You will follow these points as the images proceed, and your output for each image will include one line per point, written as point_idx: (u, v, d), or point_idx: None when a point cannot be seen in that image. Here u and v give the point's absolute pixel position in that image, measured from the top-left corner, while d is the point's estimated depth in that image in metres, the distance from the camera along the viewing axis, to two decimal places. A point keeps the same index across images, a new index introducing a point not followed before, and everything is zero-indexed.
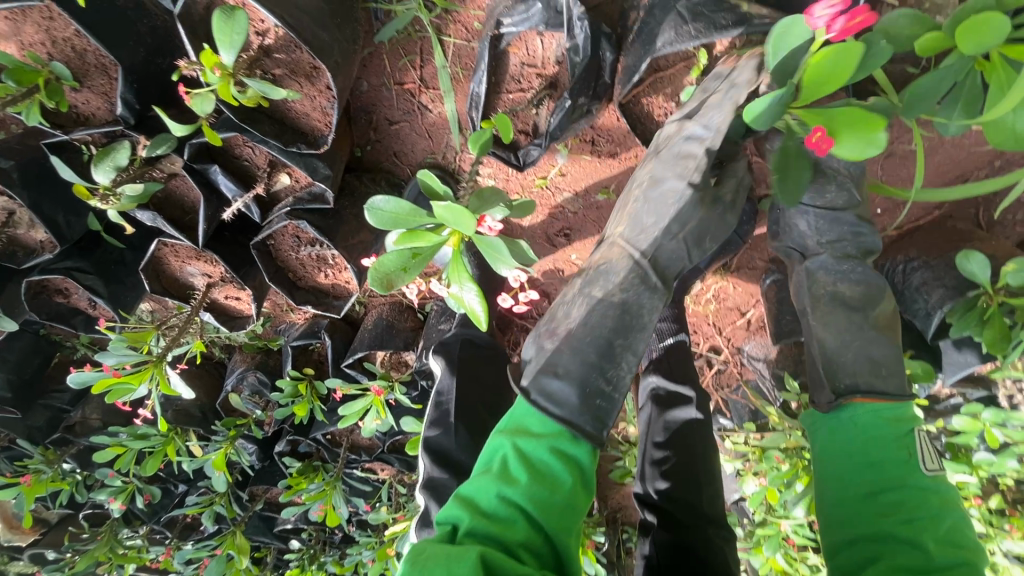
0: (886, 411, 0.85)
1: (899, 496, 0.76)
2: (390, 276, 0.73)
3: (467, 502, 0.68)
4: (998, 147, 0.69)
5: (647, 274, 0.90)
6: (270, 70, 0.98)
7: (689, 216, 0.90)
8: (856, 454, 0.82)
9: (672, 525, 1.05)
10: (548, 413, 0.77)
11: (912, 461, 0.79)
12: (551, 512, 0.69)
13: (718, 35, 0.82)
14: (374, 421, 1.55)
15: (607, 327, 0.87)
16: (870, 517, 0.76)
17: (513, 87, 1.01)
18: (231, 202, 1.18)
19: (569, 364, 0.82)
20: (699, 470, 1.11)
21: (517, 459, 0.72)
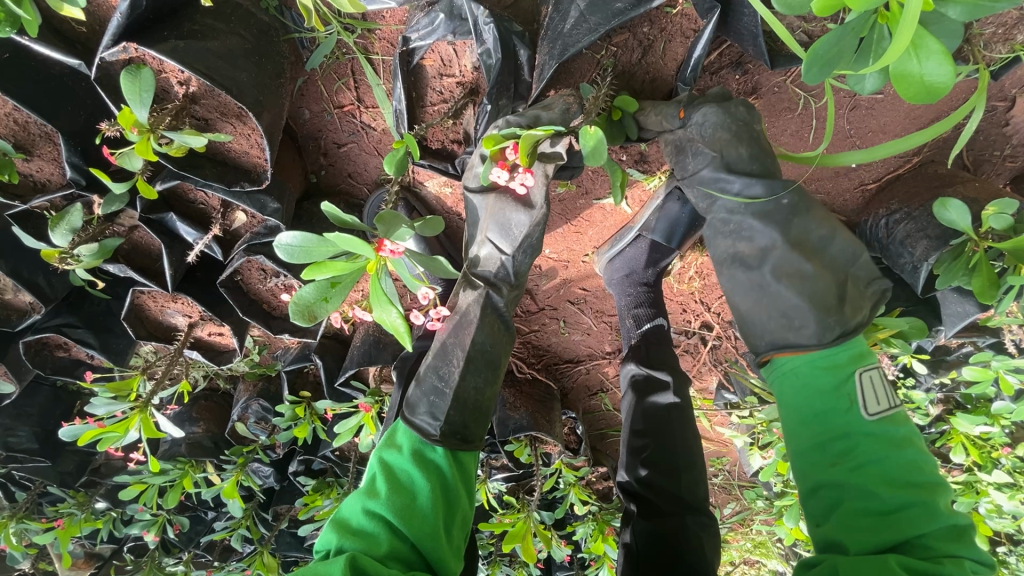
0: (822, 361, 0.83)
1: (850, 448, 0.75)
2: (312, 307, 0.74)
3: (340, 524, 0.78)
4: (909, 98, 0.65)
5: (469, 279, 1.05)
6: (201, 116, 1.01)
7: (477, 213, 1.02)
8: (809, 411, 0.80)
9: (651, 513, 1.06)
10: (409, 424, 0.93)
11: (856, 404, 0.77)
12: (411, 519, 0.79)
13: (617, 24, 0.83)
14: (369, 437, 1.58)
15: (443, 332, 1.05)
16: (824, 466, 0.76)
17: (436, 98, 1.01)
18: (193, 244, 1.21)
19: (427, 374, 1.02)
20: (677, 458, 1.10)
21: (382, 476, 0.83)
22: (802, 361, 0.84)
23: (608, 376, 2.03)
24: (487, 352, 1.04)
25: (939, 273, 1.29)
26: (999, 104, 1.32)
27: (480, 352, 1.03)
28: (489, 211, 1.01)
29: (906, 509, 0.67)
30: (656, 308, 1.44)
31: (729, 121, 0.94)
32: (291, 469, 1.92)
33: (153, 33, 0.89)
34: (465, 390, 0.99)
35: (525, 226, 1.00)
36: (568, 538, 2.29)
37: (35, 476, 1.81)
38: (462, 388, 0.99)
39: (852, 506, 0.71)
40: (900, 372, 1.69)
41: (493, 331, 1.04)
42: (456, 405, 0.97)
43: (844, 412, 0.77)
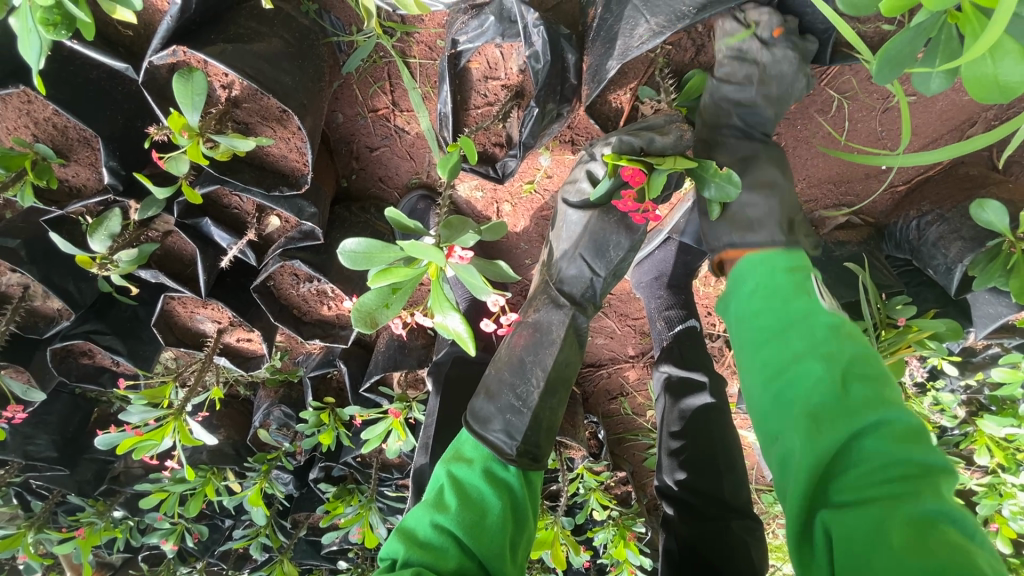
0: (780, 278, 0.79)
1: (807, 336, 0.70)
2: (373, 314, 0.73)
3: (407, 534, 0.79)
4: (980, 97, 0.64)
5: (555, 295, 1.07)
6: (242, 120, 1.00)
7: (575, 228, 1.06)
8: (764, 307, 0.76)
9: (694, 519, 1.05)
10: (480, 438, 0.91)
11: (813, 298, 0.75)
12: (479, 536, 0.79)
13: (684, 27, 0.79)
14: (397, 443, 1.54)
15: (521, 348, 1.03)
16: (780, 357, 0.70)
17: (480, 101, 1.00)
18: (228, 250, 1.20)
19: (500, 390, 1.00)
20: (718, 460, 1.09)
21: (451, 489, 0.84)
22: (761, 266, 0.82)
23: (629, 380, 2.02)
24: (562, 371, 1.03)
25: (973, 274, 1.29)
26: None
27: (557, 371, 1.03)
28: (587, 229, 1.05)
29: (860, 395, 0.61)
30: (687, 311, 1.43)
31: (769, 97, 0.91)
32: (311, 475, 1.91)
33: (201, 37, 0.89)
34: (542, 410, 0.99)
35: (623, 250, 1.05)
36: (587, 544, 2.27)
37: (54, 485, 1.78)
38: (540, 409, 0.98)
39: (803, 404, 0.64)
40: (927, 374, 1.69)
41: (571, 348, 1.05)
42: (533, 424, 0.96)
43: (799, 314, 0.72)
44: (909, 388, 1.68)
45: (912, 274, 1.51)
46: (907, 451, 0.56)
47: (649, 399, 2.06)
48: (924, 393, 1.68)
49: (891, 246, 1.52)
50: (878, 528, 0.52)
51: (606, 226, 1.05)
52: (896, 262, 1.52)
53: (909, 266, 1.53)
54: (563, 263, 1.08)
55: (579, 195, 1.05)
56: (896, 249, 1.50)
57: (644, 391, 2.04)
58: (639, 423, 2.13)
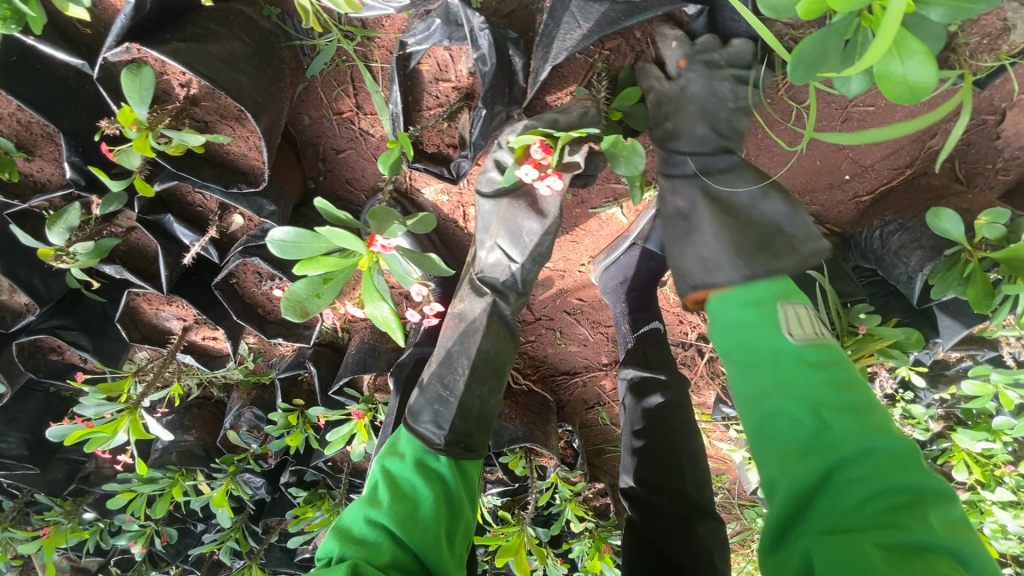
0: (752, 297, 0.76)
1: (781, 372, 0.68)
2: (304, 303, 0.75)
3: (341, 532, 0.79)
4: (894, 99, 0.66)
5: (476, 284, 1.08)
6: (201, 118, 1.02)
7: (489, 218, 1.04)
8: (753, 368, 0.70)
9: (653, 518, 1.03)
10: (412, 430, 0.94)
11: (785, 334, 0.70)
12: (413, 527, 0.81)
13: (610, 30, 0.84)
14: (361, 445, 1.55)
15: (450, 341, 1.06)
16: (773, 426, 0.66)
17: (432, 103, 1.02)
18: (190, 246, 1.22)
19: (430, 382, 1.03)
20: (679, 458, 1.09)
21: (384, 484, 0.84)
22: (731, 303, 0.77)
23: (605, 389, 2.02)
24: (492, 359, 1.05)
25: (934, 283, 1.29)
26: (989, 117, 1.33)
27: (485, 359, 1.04)
28: (500, 217, 1.03)
29: (843, 431, 0.61)
30: (650, 316, 1.44)
31: (708, 101, 0.93)
32: (283, 479, 1.90)
33: (157, 36, 0.92)
34: (470, 398, 1.00)
35: (536, 234, 1.03)
36: (563, 556, 2.24)
37: (23, 484, 1.78)
38: (466, 396, 1.00)
39: (789, 449, 0.63)
40: (898, 386, 1.67)
41: (499, 337, 1.06)
42: (461, 412, 0.97)
43: (781, 339, 0.70)
44: (881, 400, 1.67)
45: (878, 284, 1.51)
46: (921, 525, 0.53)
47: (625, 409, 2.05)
48: (896, 405, 1.67)
49: (858, 256, 1.52)
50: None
51: (519, 211, 1.03)
52: (862, 272, 1.53)
53: (875, 277, 1.54)
54: (484, 254, 1.07)
55: (490, 185, 1.03)
56: (861, 259, 1.51)
57: (621, 400, 2.03)
58: (616, 433, 2.11)
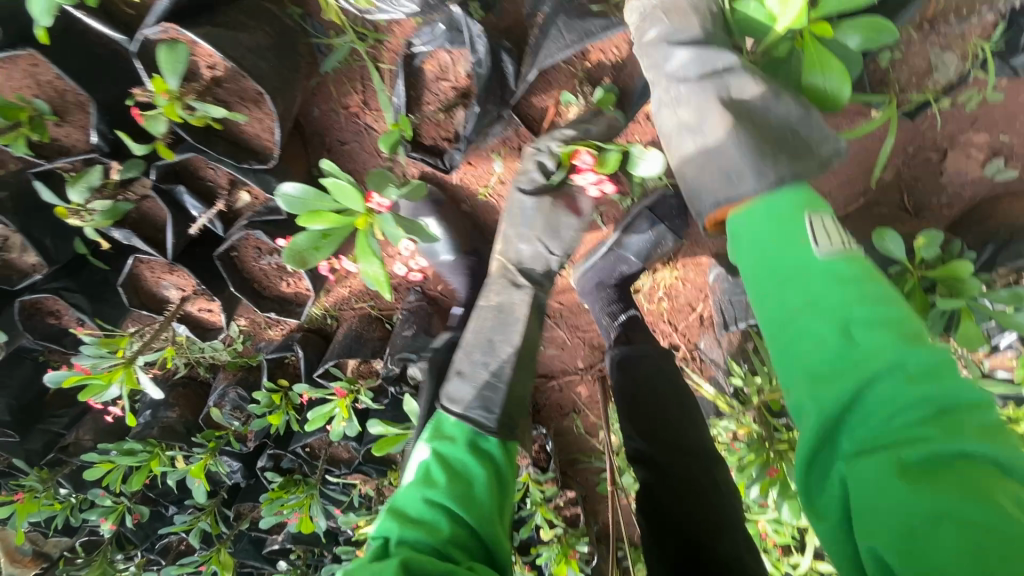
0: (827, 269, 0.65)
1: (850, 342, 0.60)
2: (303, 254, 0.83)
3: (397, 512, 0.79)
4: (819, 108, 0.80)
5: (513, 277, 1.07)
6: (221, 98, 1.14)
7: (531, 215, 1.06)
8: (810, 316, 0.63)
9: (667, 472, 1.10)
10: (461, 416, 0.91)
11: (859, 288, 0.63)
12: (469, 505, 0.81)
13: (589, 42, 0.95)
14: (340, 424, 1.60)
15: (487, 329, 1.02)
16: (818, 382, 0.60)
17: (433, 99, 1.14)
18: (198, 219, 1.31)
19: (473, 371, 0.97)
20: (675, 415, 1.19)
21: (436, 465, 0.84)
22: (756, 227, 0.70)
23: (581, 396, 2.10)
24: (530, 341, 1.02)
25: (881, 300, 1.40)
26: (932, 154, 1.49)
27: (527, 346, 1.01)
28: (542, 214, 1.07)
29: (914, 408, 0.54)
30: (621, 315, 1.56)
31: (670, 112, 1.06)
32: (260, 463, 1.93)
33: (193, 21, 1.04)
34: (517, 386, 0.97)
35: (575, 229, 1.08)
36: (531, 564, 2.25)
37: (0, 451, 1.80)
38: (514, 385, 0.96)
39: (876, 426, 0.55)
40: None
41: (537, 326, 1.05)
42: (509, 399, 0.94)
43: (839, 292, 0.63)
44: None
45: None
46: (962, 438, 0.52)
47: (600, 418, 2.12)
48: None
49: None
50: (976, 548, 0.45)
51: (557, 208, 1.08)
52: None
53: None
54: (522, 246, 1.08)
55: (531, 183, 1.07)
56: None
57: (596, 409, 2.11)
58: (590, 443, 2.17)
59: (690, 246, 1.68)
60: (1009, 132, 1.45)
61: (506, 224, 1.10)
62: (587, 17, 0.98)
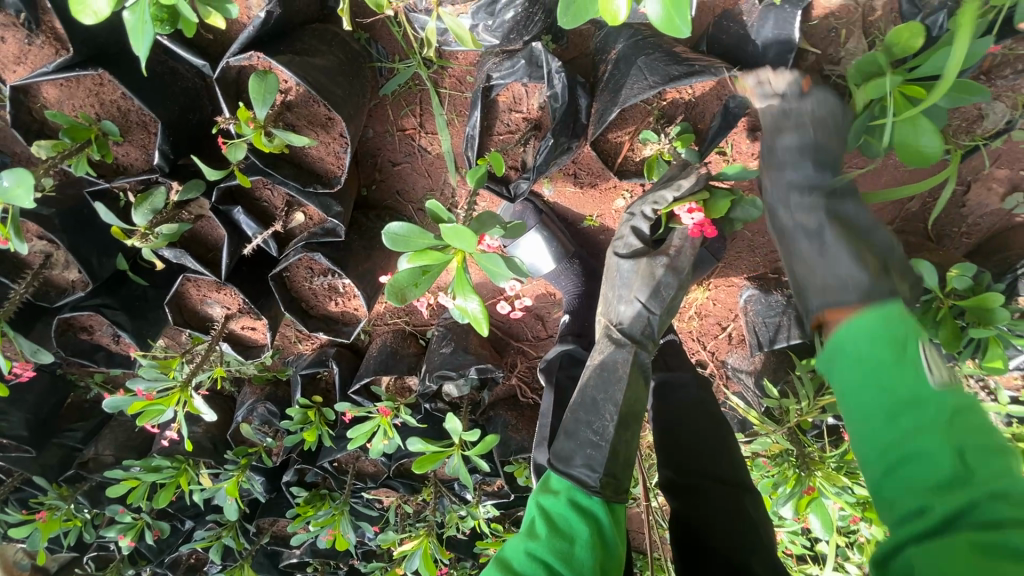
0: (890, 331, 0.66)
1: (901, 403, 0.60)
2: (403, 290, 0.84)
3: (504, 562, 0.82)
4: (907, 161, 0.83)
5: (614, 337, 1.15)
6: (291, 122, 1.13)
7: (629, 276, 1.16)
8: (871, 385, 0.63)
9: (699, 496, 1.10)
10: (564, 472, 0.97)
11: (921, 367, 0.62)
12: (571, 562, 0.81)
13: (674, 85, 0.97)
14: (382, 442, 1.58)
15: (590, 387, 1.10)
16: (889, 435, 0.60)
17: (503, 129, 1.15)
18: (252, 238, 1.30)
19: (578, 429, 1.05)
20: (712, 439, 1.19)
21: (541, 520, 0.87)
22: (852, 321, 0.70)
23: None
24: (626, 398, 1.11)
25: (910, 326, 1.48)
26: (956, 187, 1.57)
27: (629, 409, 1.07)
28: (639, 274, 1.16)
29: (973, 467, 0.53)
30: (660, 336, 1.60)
31: None
32: (286, 478, 1.92)
33: (271, 48, 1.04)
34: (619, 444, 1.03)
35: (674, 288, 1.14)
36: None
37: (17, 467, 1.74)
38: (616, 446, 1.01)
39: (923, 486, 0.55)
40: None
41: (636, 383, 1.10)
42: (612, 459, 0.99)
43: (890, 361, 0.63)
44: None
45: None
46: (997, 514, 0.50)
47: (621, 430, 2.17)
48: None
49: None
50: None
51: (656, 268, 1.15)
52: None
53: None
54: (622, 308, 1.17)
55: (627, 248, 1.20)
56: None
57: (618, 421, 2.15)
58: None
59: (724, 268, 1.72)
60: None
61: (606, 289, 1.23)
62: (669, 61, 1.01)
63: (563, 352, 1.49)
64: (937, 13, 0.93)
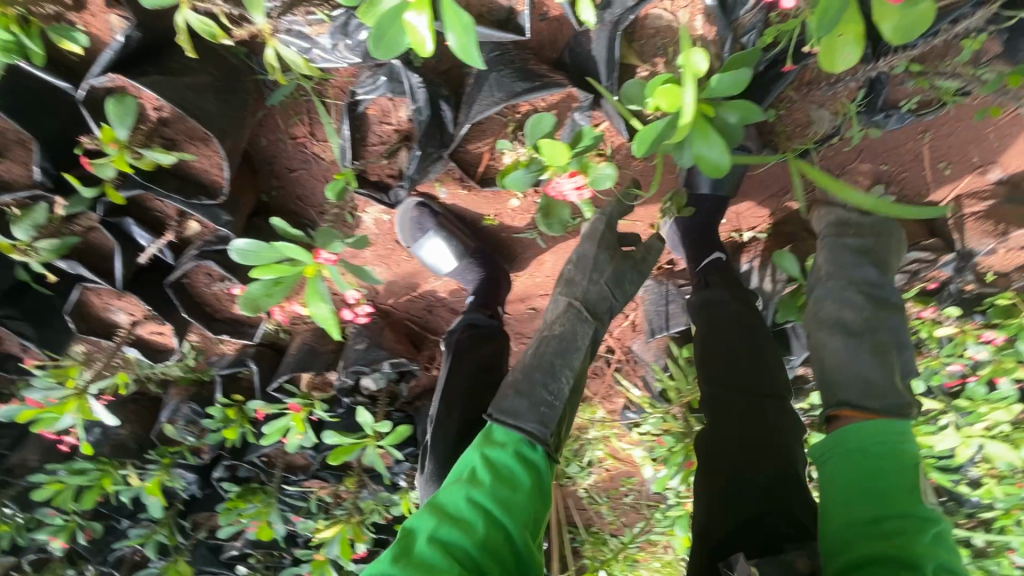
0: (890, 450, 0.90)
1: (888, 521, 0.79)
2: (257, 301, 0.92)
3: (437, 508, 0.91)
4: (707, 174, 0.93)
5: (579, 310, 1.22)
6: (170, 137, 1.19)
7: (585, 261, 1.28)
8: (855, 467, 0.89)
9: (741, 395, 1.15)
10: (513, 426, 1.01)
11: (915, 490, 0.83)
12: (504, 507, 0.91)
13: (514, 102, 1.05)
14: (296, 437, 1.67)
15: (548, 352, 1.14)
16: (861, 539, 0.78)
17: (377, 141, 1.22)
18: (147, 248, 1.34)
19: (528, 382, 1.08)
20: (753, 345, 1.25)
21: (483, 468, 0.95)
22: (876, 435, 0.93)
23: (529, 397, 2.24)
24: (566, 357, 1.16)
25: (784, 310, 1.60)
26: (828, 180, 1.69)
27: (578, 374, 1.15)
28: (609, 265, 1.28)
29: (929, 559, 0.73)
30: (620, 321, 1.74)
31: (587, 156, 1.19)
32: (216, 474, 1.97)
33: (136, 70, 1.08)
34: (567, 408, 1.09)
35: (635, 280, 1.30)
36: None
37: None
38: (567, 404, 1.08)
39: (874, 557, 0.75)
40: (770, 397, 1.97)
41: (586, 357, 1.19)
42: (560, 417, 1.06)
43: (902, 484, 0.84)
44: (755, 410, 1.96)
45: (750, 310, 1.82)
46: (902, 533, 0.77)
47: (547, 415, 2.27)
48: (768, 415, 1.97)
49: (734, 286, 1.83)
50: None
51: (622, 267, 1.30)
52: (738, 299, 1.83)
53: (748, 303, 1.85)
54: (587, 290, 1.25)
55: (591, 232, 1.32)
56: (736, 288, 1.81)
57: None
58: None
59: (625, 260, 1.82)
60: (889, 162, 1.67)
61: (574, 264, 1.30)
62: (515, 78, 1.08)
63: (467, 321, 1.49)
64: (749, 33, 1.02)
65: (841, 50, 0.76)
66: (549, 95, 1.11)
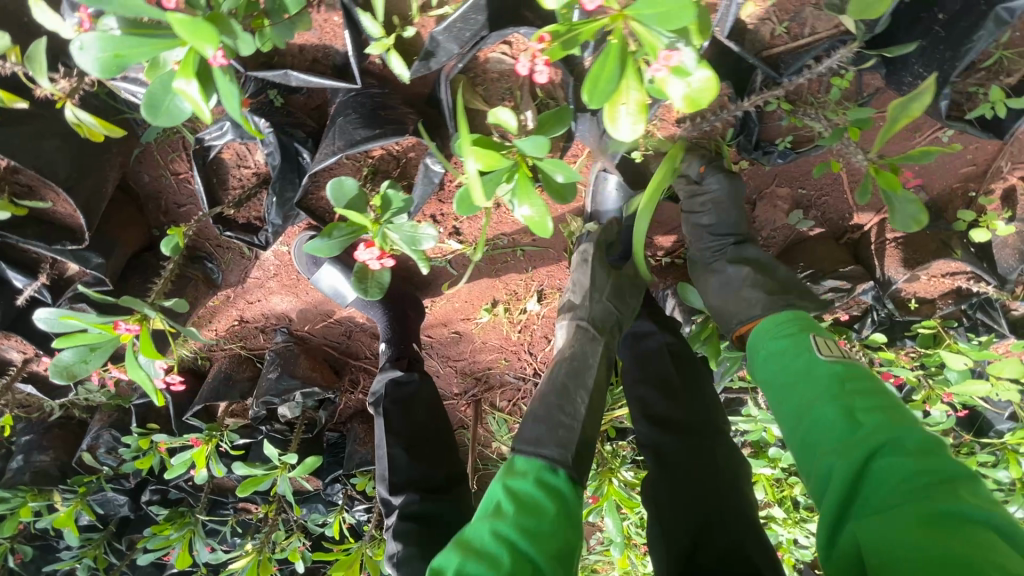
0: (795, 351, 0.85)
1: (839, 419, 0.71)
2: (72, 368, 0.91)
3: (460, 545, 0.78)
4: (535, 232, 0.90)
5: (582, 326, 1.21)
6: (25, 184, 1.17)
7: (582, 281, 1.32)
8: (789, 392, 0.81)
9: (683, 438, 1.12)
10: (534, 453, 0.91)
11: (821, 361, 0.79)
12: (537, 539, 0.77)
13: (348, 152, 1.03)
14: (201, 470, 1.67)
15: (561, 375, 1.09)
16: (834, 451, 0.69)
17: (237, 184, 1.20)
18: (24, 290, 1.32)
19: (542, 404, 1.03)
20: (690, 385, 1.23)
21: (507, 498, 0.82)
22: (777, 343, 0.89)
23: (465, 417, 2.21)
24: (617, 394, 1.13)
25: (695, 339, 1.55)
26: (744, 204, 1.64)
27: (592, 402, 1.07)
28: (608, 284, 1.30)
29: (900, 433, 0.64)
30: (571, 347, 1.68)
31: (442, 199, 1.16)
32: (144, 498, 1.96)
33: None
34: (587, 428, 1.01)
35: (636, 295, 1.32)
36: None
37: None
38: (585, 427, 1.00)
39: (871, 479, 0.62)
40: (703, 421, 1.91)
41: (600, 375, 1.14)
42: (580, 441, 0.97)
43: (801, 362, 0.82)
44: None
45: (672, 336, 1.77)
46: (860, 429, 0.68)
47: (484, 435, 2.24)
48: None
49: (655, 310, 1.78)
50: (930, 559, 0.51)
51: (622, 285, 1.32)
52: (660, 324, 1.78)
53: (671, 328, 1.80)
54: (584, 302, 1.28)
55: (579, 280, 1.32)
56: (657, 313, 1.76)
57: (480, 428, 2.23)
58: None
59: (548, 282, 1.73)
60: (806, 187, 1.62)
61: (574, 283, 1.34)
62: (358, 124, 1.04)
63: (387, 377, 1.42)
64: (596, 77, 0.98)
65: (604, 79, 0.66)
66: (392, 143, 1.11)
